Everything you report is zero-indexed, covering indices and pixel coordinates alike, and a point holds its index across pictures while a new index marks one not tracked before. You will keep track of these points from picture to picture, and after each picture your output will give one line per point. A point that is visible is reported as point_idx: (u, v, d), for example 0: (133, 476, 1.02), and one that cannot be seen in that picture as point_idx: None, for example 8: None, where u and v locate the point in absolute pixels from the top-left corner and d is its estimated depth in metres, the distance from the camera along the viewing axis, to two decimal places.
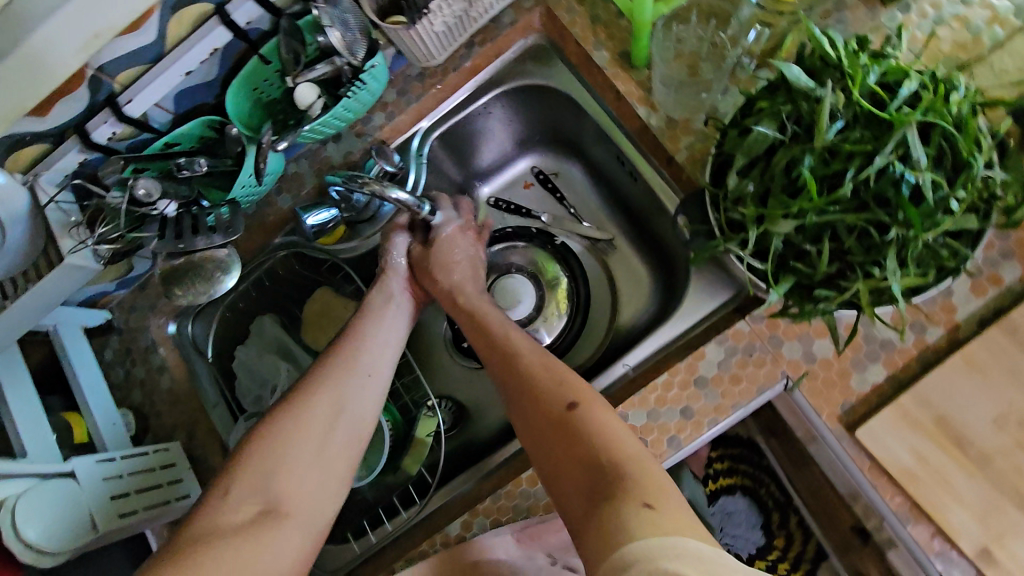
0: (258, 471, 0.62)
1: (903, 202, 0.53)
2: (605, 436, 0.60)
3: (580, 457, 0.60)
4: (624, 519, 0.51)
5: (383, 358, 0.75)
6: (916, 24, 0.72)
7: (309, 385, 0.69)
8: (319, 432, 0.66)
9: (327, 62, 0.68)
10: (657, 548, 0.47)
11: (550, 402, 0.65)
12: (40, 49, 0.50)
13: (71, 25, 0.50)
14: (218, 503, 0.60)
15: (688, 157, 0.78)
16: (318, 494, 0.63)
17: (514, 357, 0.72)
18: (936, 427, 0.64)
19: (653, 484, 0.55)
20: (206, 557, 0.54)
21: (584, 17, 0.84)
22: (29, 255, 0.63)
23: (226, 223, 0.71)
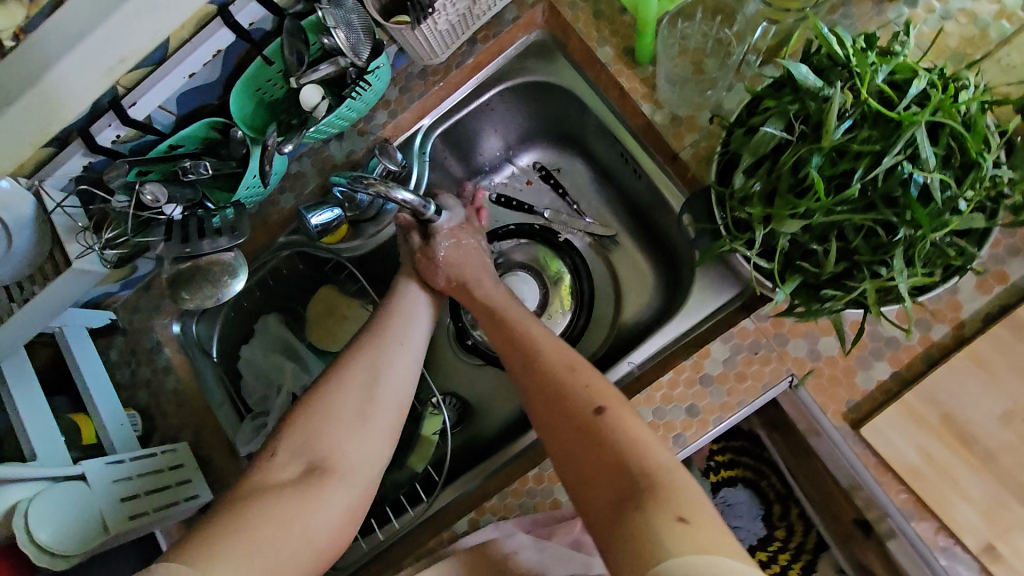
0: (302, 434, 0.65)
1: (911, 203, 0.52)
2: (640, 445, 0.58)
3: (610, 463, 0.58)
4: (663, 536, 0.49)
5: (413, 327, 0.77)
6: (923, 19, 0.72)
7: (345, 360, 0.72)
8: (358, 395, 0.68)
9: (331, 62, 0.68)
10: (697, 568, 0.46)
11: (579, 406, 0.63)
12: (55, 84, 0.53)
13: (86, 61, 0.53)
14: (266, 464, 0.63)
15: (693, 155, 0.77)
16: (364, 452, 0.66)
17: (538, 360, 0.69)
18: (942, 424, 0.64)
19: (687, 494, 0.53)
20: (254, 511, 0.57)
21: (587, 13, 0.83)
22: (35, 261, 0.64)
23: (231, 224, 0.73)
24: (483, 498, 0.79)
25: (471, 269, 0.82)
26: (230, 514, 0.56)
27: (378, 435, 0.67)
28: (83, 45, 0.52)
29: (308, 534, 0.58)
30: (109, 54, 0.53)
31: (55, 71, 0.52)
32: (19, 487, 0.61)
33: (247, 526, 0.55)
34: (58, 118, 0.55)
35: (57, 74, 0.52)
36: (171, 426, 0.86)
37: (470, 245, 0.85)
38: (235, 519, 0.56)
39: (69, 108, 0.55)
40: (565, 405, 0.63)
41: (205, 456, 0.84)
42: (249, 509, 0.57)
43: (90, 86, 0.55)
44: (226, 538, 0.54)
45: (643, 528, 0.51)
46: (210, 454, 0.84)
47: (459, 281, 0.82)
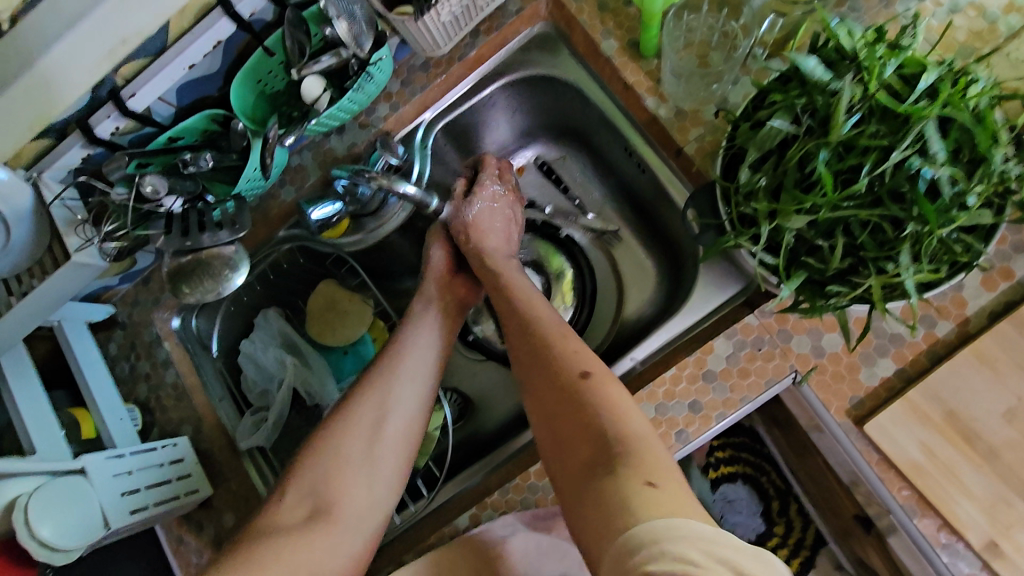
0: (309, 478, 0.65)
1: (920, 198, 0.52)
2: (618, 411, 0.59)
3: (590, 430, 0.60)
4: (630, 498, 0.51)
5: (423, 360, 0.74)
6: (931, 12, 0.71)
7: (354, 395, 0.70)
8: (365, 435, 0.67)
9: (333, 54, 0.67)
10: (661, 527, 0.47)
11: (563, 372, 0.64)
12: (52, 69, 0.53)
13: (83, 46, 0.53)
14: (275, 505, 0.64)
15: (698, 149, 0.77)
16: (369, 497, 0.65)
17: (529, 326, 0.71)
18: (946, 422, 0.64)
19: (660, 462, 0.55)
20: (265, 557, 0.58)
21: (591, 5, 0.82)
22: (33, 253, 0.63)
23: (231, 218, 0.71)
24: (484, 493, 0.79)
25: (494, 238, 0.82)
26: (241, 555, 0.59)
27: (383, 478, 0.67)
28: (82, 29, 0.52)
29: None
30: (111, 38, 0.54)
31: (51, 56, 0.52)
32: (19, 480, 0.61)
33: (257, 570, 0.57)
34: (54, 104, 0.55)
35: (54, 58, 0.53)
36: (170, 421, 0.86)
37: (501, 211, 0.84)
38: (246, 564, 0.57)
39: (65, 95, 0.55)
40: (551, 370, 0.65)
41: (205, 451, 0.84)
42: (258, 556, 0.58)
43: (87, 72, 0.55)
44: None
45: (612, 489, 0.53)
46: (209, 449, 0.84)
47: (479, 250, 0.81)
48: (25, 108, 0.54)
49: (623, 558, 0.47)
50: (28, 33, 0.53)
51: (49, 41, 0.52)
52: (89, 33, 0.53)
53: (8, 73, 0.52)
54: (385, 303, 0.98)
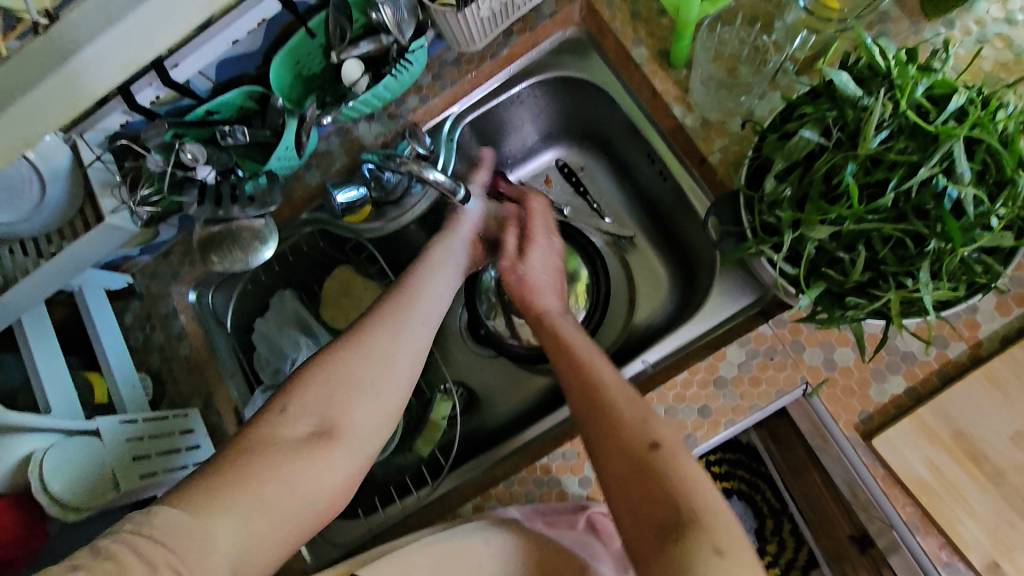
0: (313, 396, 0.61)
1: (944, 215, 0.53)
2: (691, 481, 0.56)
3: (656, 487, 0.56)
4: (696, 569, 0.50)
5: (434, 304, 0.72)
6: (960, 41, 0.73)
7: (364, 326, 0.67)
8: (373, 369, 0.64)
9: (373, 40, 0.69)
10: None
11: (633, 435, 0.59)
12: (86, 66, 0.41)
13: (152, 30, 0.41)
14: (275, 420, 0.59)
15: (722, 159, 0.77)
16: (373, 423, 0.62)
17: (596, 374, 0.66)
18: (954, 441, 0.65)
19: (729, 532, 0.52)
20: (261, 472, 0.55)
21: (624, 12, 0.84)
22: (66, 214, 0.65)
23: (263, 193, 0.73)
24: (489, 482, 0.80)
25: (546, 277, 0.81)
26: (238, 467, 0.55)
27: (388, 404, 0.63)
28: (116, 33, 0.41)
29: (308, 496, 0.57)
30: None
31: (91, 49, 0.41)
32: (35, 437, 0.62)
33: (254, 486, 0.54)
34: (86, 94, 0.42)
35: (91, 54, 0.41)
36: (180, 392, 0.86)
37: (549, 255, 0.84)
38: (242, 482, 0.54)
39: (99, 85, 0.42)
40: (621, 430, 0.60)
41: (214, 425, 0.84)
42: (252, 475, 0.55)
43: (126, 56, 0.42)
44: (231, 490, 0.53)
45: (679, 555, 0.51)
46: (218, 423, 0.85)
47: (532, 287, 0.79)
48: (58, 103, 0.42)
49: None
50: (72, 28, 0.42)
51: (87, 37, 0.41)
52: (153, 19, 0.41)
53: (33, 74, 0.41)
54: None
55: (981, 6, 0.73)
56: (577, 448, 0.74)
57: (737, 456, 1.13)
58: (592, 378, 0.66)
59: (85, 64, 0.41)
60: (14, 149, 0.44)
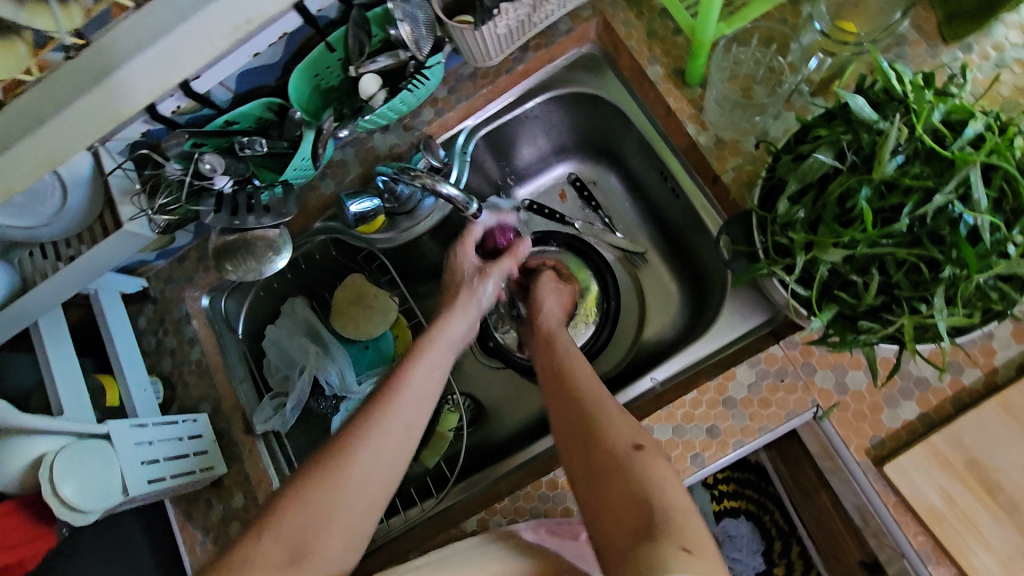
0: (289, 523, 0.59)
1: (959, 242, 0.53)
2: (669, 488, 0.55)
3: (633, 492, 0.56)
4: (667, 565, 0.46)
5: (418, 406, 0.69)
6: (978, 65, 0.72)
7: (344, 440, 0.65)
8: (348, 491, 0.62)
9: (390, 56, 0.70)
10: None
11: (617, 438, 0.62)
12: (124, 82, 0.42)
13: (181, 44, 0.42)
14: (249, 549, 0.58)
15: (735, 179, 0.77)
16: (347, 545, 0.61)
17: (584, 387, 0.71)
18: (968, 469, 0.64)
19: (704, 543, 0.50)
20: None
21: (639, 30, 0.84)
22: (85, 220, 0.66)
23: (279, 204, 0.74)
24: (493, 496, 0.79)
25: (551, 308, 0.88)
26: None
27: (361, 523, 0.62)
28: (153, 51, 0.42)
29: None
30: (228, 20, 0.42)
31: (127, 66, 0.42)
32: (45, 439, 0.62)
33: None
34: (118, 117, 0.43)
35: (129, 70, 0.42)
36: (191, 396, 0.87)
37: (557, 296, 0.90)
38: None
39: (131, 105, 0.43)
40: (603, 432, 0.63)
41: (223, 430, 0.85)
42: None
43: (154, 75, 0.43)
44: None
45: (648, 556, 0.48)
46: (226, 428, 0.85)
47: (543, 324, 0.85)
48: (94, 118, 0.43)
49: None
50: (112, 46, 0.42)
51: (125, 53, 0.42)
52: (182, 39, 0.42)
53: (69, 92, 0.42)
54: (411, 302, 1.00)
55: (1000, 30, 0.73)
56: None
57: (745, 476, 1.12)
58: (586, 393, 0.69)
59: (126, 80, 0.42)
60: (38, 166, 0.44)
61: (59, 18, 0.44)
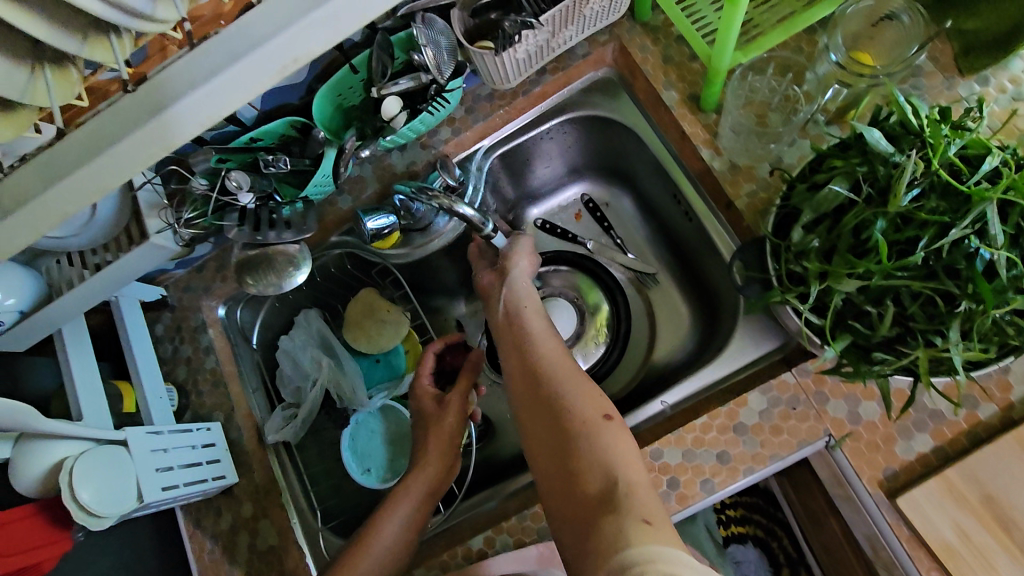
0: None
1: (976, 276, 0.52)
2: (630, 462, 0.59)
3: (599, 463, 0.59)
4: (627, 537, 0.51)
5: (389, 560, 0.72)
6: (994, 98, 0.73)
7: None
8: None
9: (412, 78, 0.71)
10: (655, 554, 0.47)
11: (585, 411, 0.64)
12: (176, 121, 0.40)
13: (229, 89, 0.39)
14: None
15: (749, 205, 0.78)
16: None
17: (551, 361, 0.71)
18: (983, 505, 0.63)
19: (659, 510, 0.54)
20: None
21: (656, 56, 0.85)
22: (112, 230, 0.68)
23: (299, 219, 0.77)
24: (502, 516, 0.80)
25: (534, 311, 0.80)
26: None
27: None
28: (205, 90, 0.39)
29: None
30: (276, 59, 0.39)
31: (179, 104, 0.39)
32: (68, 443, 0.64)
33: None
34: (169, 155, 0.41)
35: (181, 108, 0.39)
36: (204, 405, 0.88)
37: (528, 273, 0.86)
38: None
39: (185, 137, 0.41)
40: (571, 406, 0.65)
41: (234, 439, 0.86)
42: None
43: (205, 113, 0.40)
44: None
45: (610, 528, 0.53)
46: (238, 437, 0.86)
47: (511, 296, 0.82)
48: (143, 152, 0.41)
49: None
50: (166, 81, 0.40)
51: (177, 93, 0.39)
52: (233, 80, 0.39)
53: (123, 125, 0.40)
54: (423, 317, 1.02)
55: (1017, 64, 0.74)
56: None
57: (754, 500, 1.11)
58: (553, 368, 0.70)
59: (178, 117, 0.40)
60: (85, 197, 0.41)
61: (117, 50, 0.39)
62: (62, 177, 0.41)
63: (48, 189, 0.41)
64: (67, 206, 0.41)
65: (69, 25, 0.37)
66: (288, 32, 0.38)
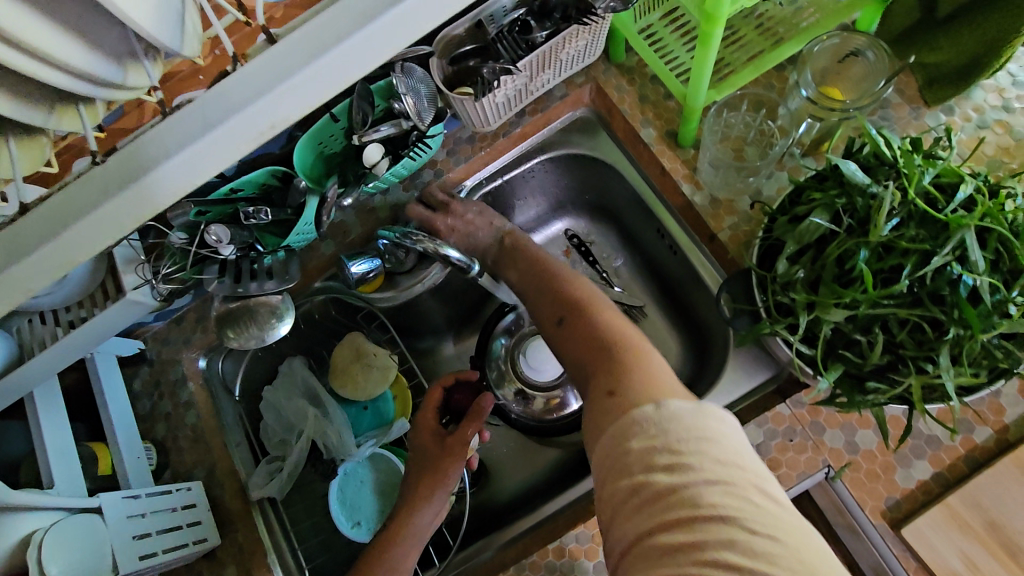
0: None
1: (961, 302, 0.53)
2: (596, 336, 0.62)
3: (578, 355, 0.63)
4: (599, 410, 0.54)
5: None
6: (960, 126, 0.76)
7: None
8: None
9: (393, 124, 0.72)
10: (620, 421, 0.50)
11: (553, 318, 0.69)
12: (155, 185, 0.39)
13: (209, 151, 0.39)
14: None
15: (731, 237, 0.79)
16: None
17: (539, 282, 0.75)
18: (987, 532, 0.63)
19: (624, 366, 0.56)
20: None
21: (632, 95, 0.87)
22: (87, 287, 0.66)
23: (281, 268, 0.76)
24: (499, 568, 0.78)
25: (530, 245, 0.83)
26: None
27: None
28: (184, 154, 0.38)
29: None
30: (254, 123, 0.39)
31: (157, 169, 0.38)
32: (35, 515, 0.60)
33: None
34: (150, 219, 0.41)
35: (160, 172, 0.39)
36: (184, 463, 0.85)
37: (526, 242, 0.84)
38: None
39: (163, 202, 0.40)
40: (543, 319, 0.71)
41: (216, 497, 0.82)
42: None
43: (189, 177, 0.40)
44: None
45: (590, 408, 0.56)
46: (220, 496, 0.83)
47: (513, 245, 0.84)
48: (121, 217, 0.40)
49: (612, 453, 0.50)
50: (141, 145, 0.40)
51: (154, 158, 0.39)
52: (214, 143, 0.39)
53: (99, 191, 0.39)
54: (411, 360, 0.99)
55: (977, 94, 0.77)
56: (591, 531, 0.71)
57: None
58: (540, 289, 0.74)
59: (155, 184, 0.39)
60: (63, 264, 0.40)
61: (85, 117, 0.40)
62: (34, 248, 0.39)
63: (13, 264, 0.39)
64: (40, 278, 0.40)
65: (39, 100, 0.37)
66: (266, 98, 0.38)
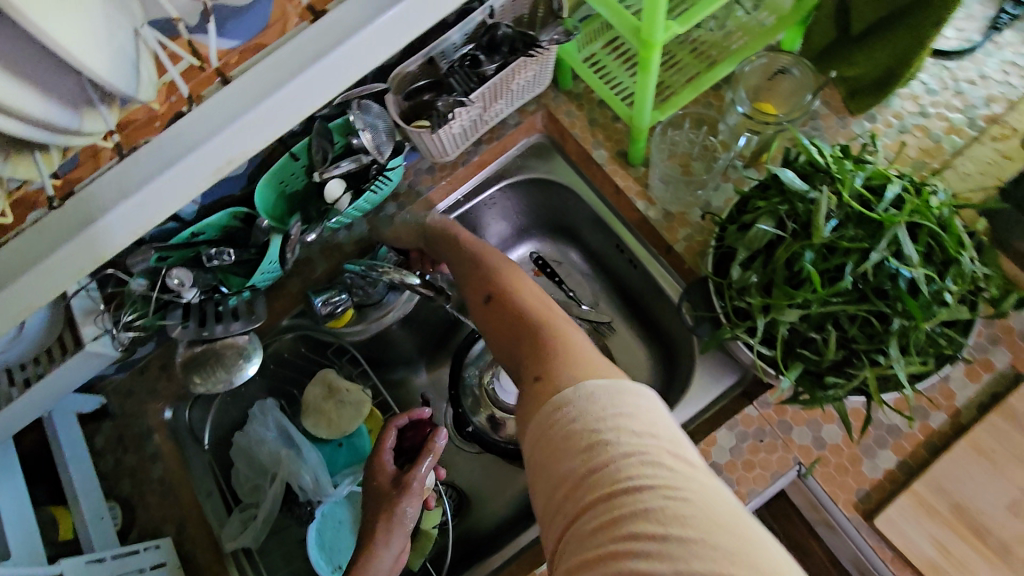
0: None
1: (902, 295, 0.56)
2: (523, 324, 0.62)
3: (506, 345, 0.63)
4: (527, 401, 0.54)
5: None
6: (884, 132, 0.82)
7: None
8: None
9: (354, 159, 0.73)
10: (547, 408, 0.50)
11: (480, 306, 0.69)
12: (109, 230, 0.41)
13: (162, 192, 0.41)
14: None
15: (687, 248, 0.83)
16: None
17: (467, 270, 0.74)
18: (953, 515, 0.66)
19: (550, 352, 0.57)
20: None
21: (582, 120, 0.91)
22: (43, 341, 0.64)
23: (247, 309, 0.75)
24: None
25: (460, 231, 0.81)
26: None
27: None
28: (138, 198, 0.41)
29: None
30: (210, 160, 0.42)
31: (110, 214, 0.41)
32: None
33: None
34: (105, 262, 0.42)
35: (114, 216, 0.41)
36: (152, 519, 0.81)
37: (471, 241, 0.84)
38: None
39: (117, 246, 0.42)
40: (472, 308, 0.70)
41: (188, 553, 0.79)
42: None
43: (144, 219, 0.42)
44: None
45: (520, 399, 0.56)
46: (192, 551, 0.80)
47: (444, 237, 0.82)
48: (76, 264, 0.41)
49: (540, 439, 0.49)
50: (94, 193, 0.42)
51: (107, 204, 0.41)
52: (167, 183, 0.41)
53: (52, 239, 0.41)
54: (385, 392, 0.99)
55: (896, 102, 0.83)
56: None
57: None
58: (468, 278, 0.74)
59: (109, 228, 0.41)
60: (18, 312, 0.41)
61: (41, 164, 0.42)
62: None
63: None
64: None
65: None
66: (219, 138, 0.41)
